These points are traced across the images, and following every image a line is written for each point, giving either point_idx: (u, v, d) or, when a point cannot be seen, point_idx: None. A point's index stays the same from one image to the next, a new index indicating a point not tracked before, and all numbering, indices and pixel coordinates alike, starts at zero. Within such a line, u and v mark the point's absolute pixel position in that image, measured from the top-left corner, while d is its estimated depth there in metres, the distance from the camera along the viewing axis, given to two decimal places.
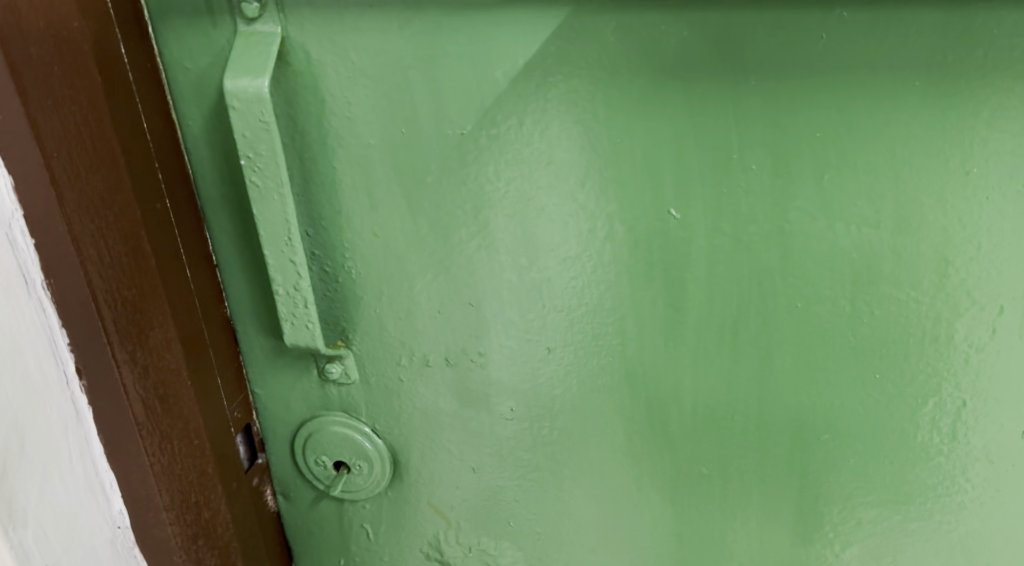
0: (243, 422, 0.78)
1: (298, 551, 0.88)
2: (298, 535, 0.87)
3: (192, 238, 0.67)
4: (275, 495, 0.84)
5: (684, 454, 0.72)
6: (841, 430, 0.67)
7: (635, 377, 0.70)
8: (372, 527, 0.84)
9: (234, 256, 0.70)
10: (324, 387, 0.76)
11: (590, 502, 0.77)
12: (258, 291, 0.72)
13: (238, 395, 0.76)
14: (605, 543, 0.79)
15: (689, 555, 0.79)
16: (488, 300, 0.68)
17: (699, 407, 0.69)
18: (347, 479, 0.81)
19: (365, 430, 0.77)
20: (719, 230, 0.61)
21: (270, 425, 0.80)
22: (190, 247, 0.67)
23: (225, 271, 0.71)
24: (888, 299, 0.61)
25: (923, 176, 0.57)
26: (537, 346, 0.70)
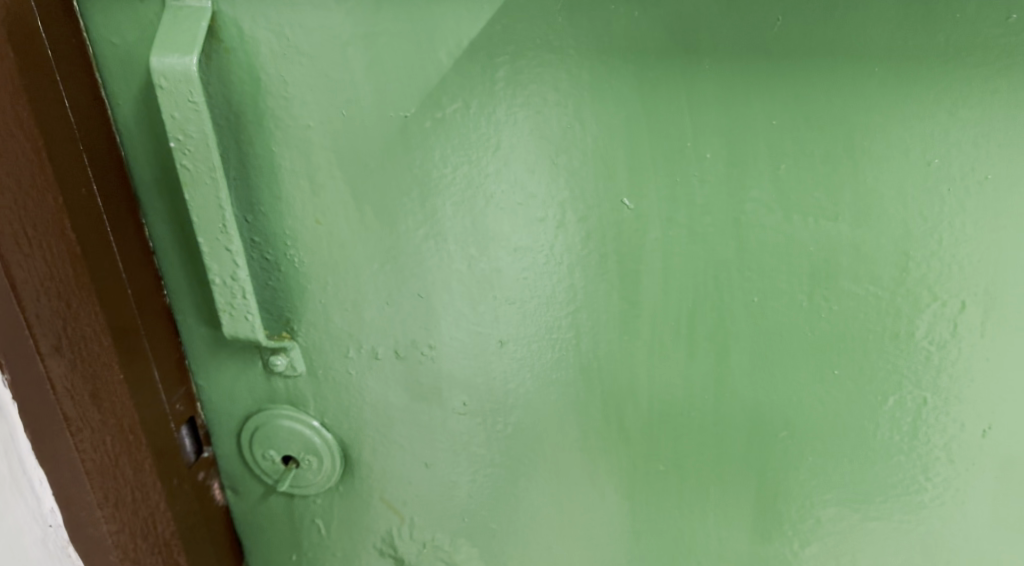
0: (186, 415, 0.75)
1: (249, 550, 0.85)
2: (249, 532, 0.84)
3: (125, 225, 0.65)
4: (224, 490, 0.81)
5: (640, 451, 0.70)
6: (801, 427, 0.65)
7: (587, 373, 0.67)
8: (323, 525, 0.81)
9: (172, 243, 0.67)
10: (269, 380, 0.73)
11: (545, 499, 0.74)
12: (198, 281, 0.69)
13: (180, 387, 0.73)
14: (560, 540, 0.77)
15: (643, 554, 0.76)
16: (436, 291, 0.65)
17: (655, 403, 0.67)
18: (296, 474, 0.78)
19: (312, 423, 0.74)
20: (674, 221, 0.59)
21: (215, 418, 0.77)
22: (123, 232, 0.64)
23: (163, 259, 0.68)
24: (847, 294, 0.59)
25: (884, 168, 0.55)
26: (488, 339, 0.67)
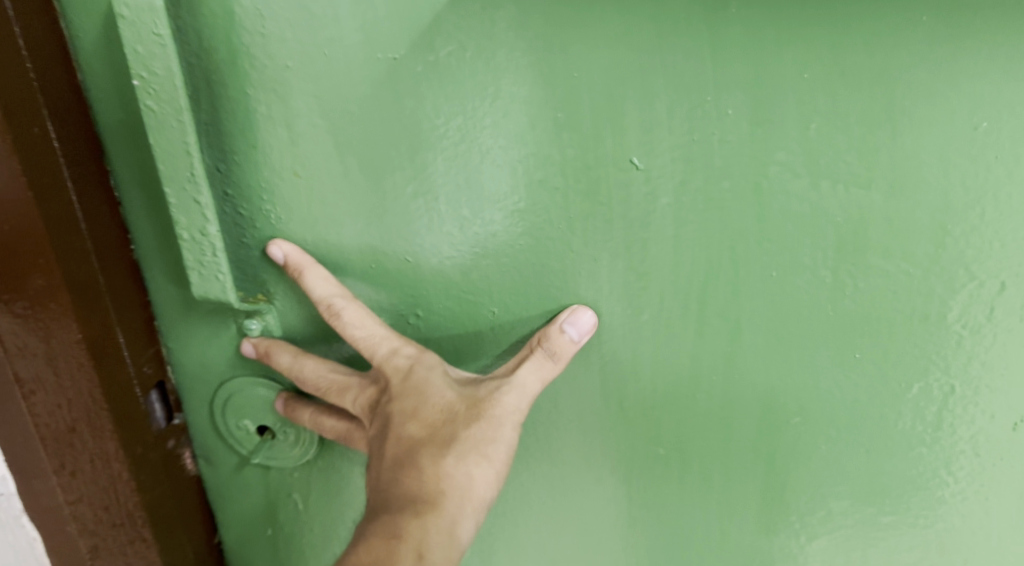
0: (155, 378, 0.69)
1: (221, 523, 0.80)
2: (223, 505, 0.79)
3: (88, 173, 0.59)
4: (196, 459, 0.76)
5: (641, 433, 0.64)
6: (814, 416, 0.60)
7: (586, 352, 0.62)
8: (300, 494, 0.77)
9: (140, 193, 0.62)
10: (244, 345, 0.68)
11: (538, 480, 0.69)
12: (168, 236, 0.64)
13: (149, 350, 0.68)
14: (551, 525, 0.71)
15: (642, 544, 0.70)
16: (425, 254, 0.60)
17: (659, 383, 0.62)
18: (272, 443, 0.73)
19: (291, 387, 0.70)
20: (688, 185, 0.54)
21: (186, 384, 0.72)
22: (86, 181, 0.59)
23: (130, 211, 0.63)
24: (874, 271, 0.54)
25: (924, 130, 0.49)
26: (481, 309, 0.61)
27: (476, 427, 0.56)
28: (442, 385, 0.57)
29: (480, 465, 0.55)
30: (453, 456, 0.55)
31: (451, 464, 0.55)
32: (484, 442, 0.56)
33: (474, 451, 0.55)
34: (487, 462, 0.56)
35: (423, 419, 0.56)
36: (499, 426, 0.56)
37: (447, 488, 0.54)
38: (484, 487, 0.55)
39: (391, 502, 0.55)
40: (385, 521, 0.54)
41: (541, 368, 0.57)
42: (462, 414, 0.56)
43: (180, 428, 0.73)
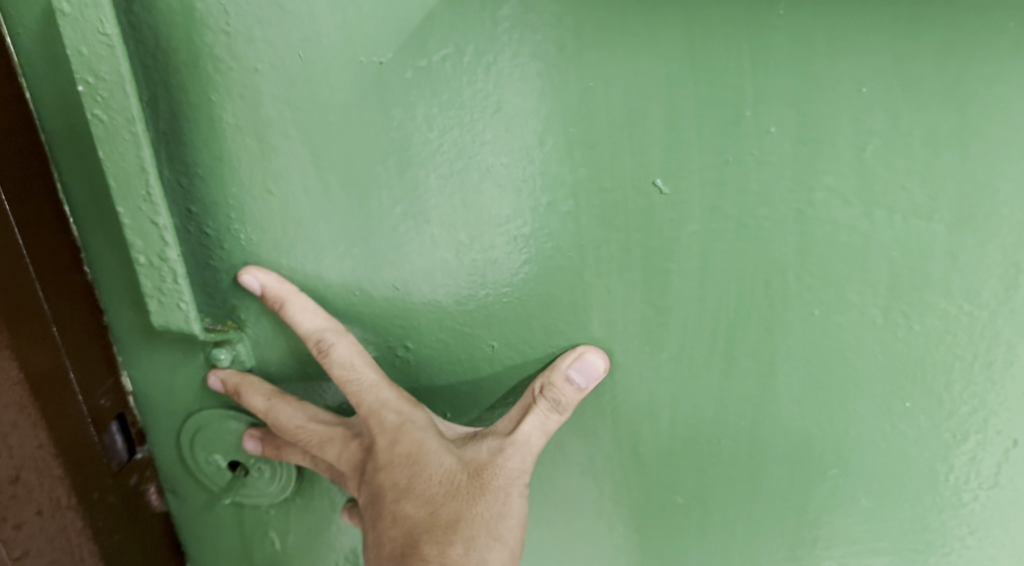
0: (115, 411, 0.62)
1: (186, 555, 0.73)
2: (193, 540, 0.71)
3: (33, 186, 0.52)
4: (161, 493, 0.68)
5: (656, 481, 0.57)
6: (854, 468, 0.53)
7: (596, 396, 0.54)
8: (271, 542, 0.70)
9: (93, 209, 0.55)
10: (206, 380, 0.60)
11: (539, 529, 0.60)
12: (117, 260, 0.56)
13: (108, 379, 0.61)
14: None
15: None
16: (416, 281, 0.52)
17: (677, 428, 0.54)
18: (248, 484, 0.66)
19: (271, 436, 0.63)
20: (720, 210, 0.46)
21: (150, 415, 0.65)
22: (30, 196, 0.52)
23: (84, 228, 0.56)
24: (931, 310, 0.47)
25: (998, 151, 0.43)
26: (479, 343, 0.54)
27: (482, 504, 0.50)
28: (442, 452, 0.51)
29: (492, 547, 0.49)
30: (460, 540, 0.49)
31: (460, 553, 0.48)
32: (492, 518, 0.50)
33: (483, 532, 0.49)
34: (498, 543, 0.50)
35: (419, 494, 0.50)
36: (507, 497, 0.50)
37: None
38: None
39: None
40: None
41: (554, 427, 0.51)
42: (464, 487, 0.50)
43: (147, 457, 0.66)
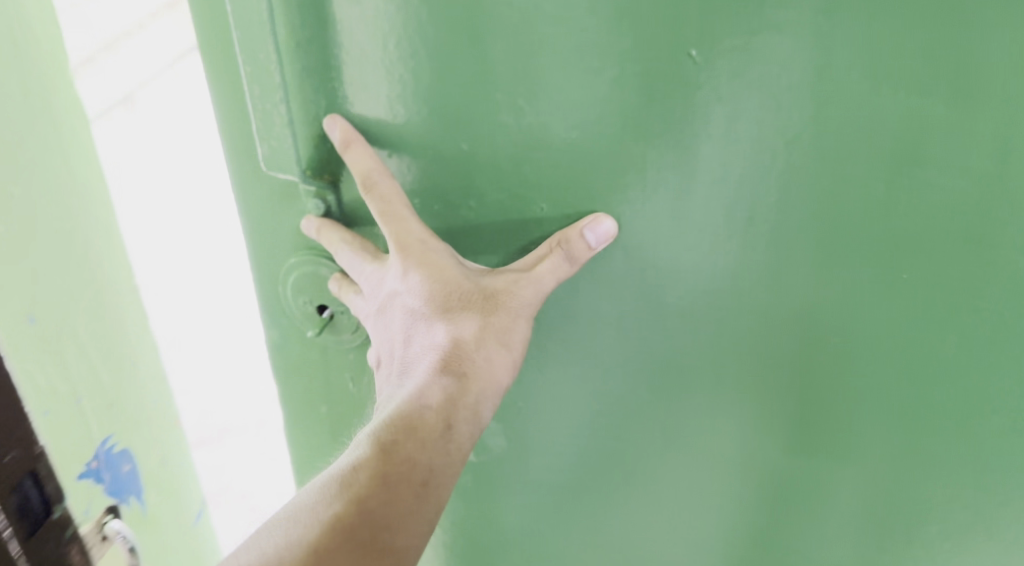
0: None
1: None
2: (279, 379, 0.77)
3: None
4: None
5: (678, 343, 0.64)
6: (852, 337, 0.60)
7: (625, 259, 0.62)
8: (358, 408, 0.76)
9: None
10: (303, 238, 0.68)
11: (576, 387, 0.68)
12: (239, 116, 0.63)
13: None
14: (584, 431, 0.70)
15: (671, 459, 0.69)
16: (478, 141, 0.61)
17: (699, 292, 0.61)
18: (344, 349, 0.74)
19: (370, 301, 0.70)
20: (746, 82, 0.53)
21: None
22: None
23: None
24: (927, 182, 0.53)
25: (996, 32, 0.48)
26: (531, 201, 0.62)
27: (490, 316, 0.60)
28: (460, 274, 0.61)
29: (499, 350, 0.61)
30: (473, 340, 0.60)
31: (472, 351, 0.60)
32: (500, 330, 0.61)
33: (493, 338, 0.60)
34: (504, 349, 0.61)
35: (437, 305, 0.61)
36: (514, 316, 0.61)
37: (469, 370, 0.60)
38: (501, 368, 0.61)
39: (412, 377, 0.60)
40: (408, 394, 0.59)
41: (558, 266, 0.60)
42: (478, 303, 0.61)
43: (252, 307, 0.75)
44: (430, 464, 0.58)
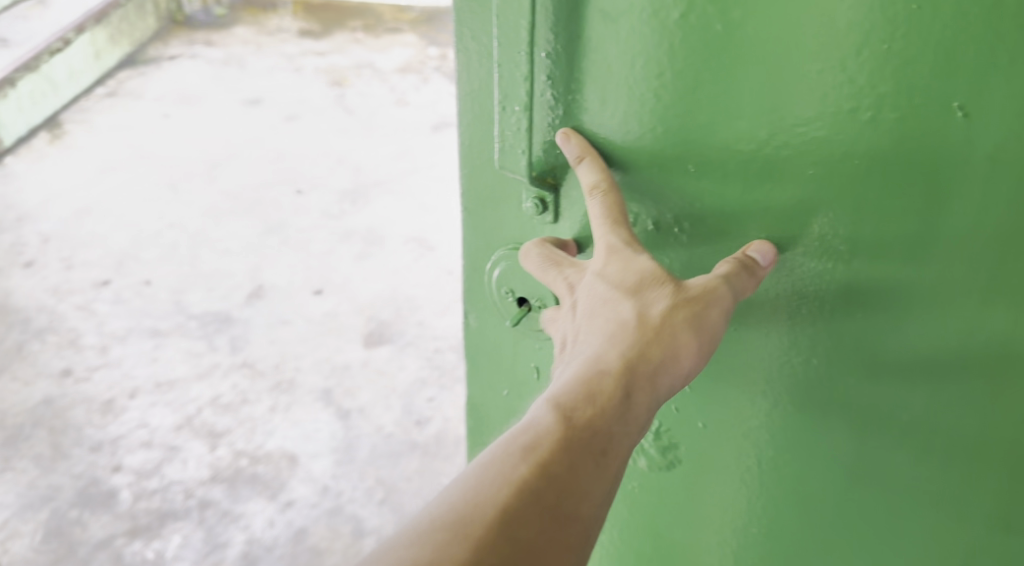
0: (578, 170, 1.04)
1: (476, 292, 1.23)
2: None
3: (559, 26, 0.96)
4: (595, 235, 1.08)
5: (976, 232, 0.86)
6: (905, 276, 0.92)
7: (741, 202, 0.97)
8: (534, 291, 1.15)
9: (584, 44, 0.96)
10: (516, 168, 1.05)
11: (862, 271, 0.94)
12: (609, 69, 0.97)
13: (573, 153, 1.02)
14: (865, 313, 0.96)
15: (950, 336, 0.92)
16: (661, 120, 0.97)
17: (994, 191, 0.84)
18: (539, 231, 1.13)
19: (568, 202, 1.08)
20: None
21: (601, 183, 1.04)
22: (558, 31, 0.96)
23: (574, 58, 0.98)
24: None
25: None
26: (861, 121, 0.86)
27: (673, 295, 0.92)
28: (648, 263, 0.94)
29: (676, 315, 0.91)
30: (659, 314, 0.91)
31: (657, 316, 0.91)
32: (677, 301, 0.91)
33: (676, 307, 0.91)
34: (678, 316, 0.90)
35: (638, 289, 0.93)
36: (689, 293, 0.92)
37: (656, 328, 0.90)
38: (685, 344, 0.90)
39: (607, 326, 0.92)
40: (607, 340, 0.91)
41: (734, 275, 0.93)
42: (662, 286, 0.93)
43: (474, 206, 1.15)
44: (623, 386, 0.87)
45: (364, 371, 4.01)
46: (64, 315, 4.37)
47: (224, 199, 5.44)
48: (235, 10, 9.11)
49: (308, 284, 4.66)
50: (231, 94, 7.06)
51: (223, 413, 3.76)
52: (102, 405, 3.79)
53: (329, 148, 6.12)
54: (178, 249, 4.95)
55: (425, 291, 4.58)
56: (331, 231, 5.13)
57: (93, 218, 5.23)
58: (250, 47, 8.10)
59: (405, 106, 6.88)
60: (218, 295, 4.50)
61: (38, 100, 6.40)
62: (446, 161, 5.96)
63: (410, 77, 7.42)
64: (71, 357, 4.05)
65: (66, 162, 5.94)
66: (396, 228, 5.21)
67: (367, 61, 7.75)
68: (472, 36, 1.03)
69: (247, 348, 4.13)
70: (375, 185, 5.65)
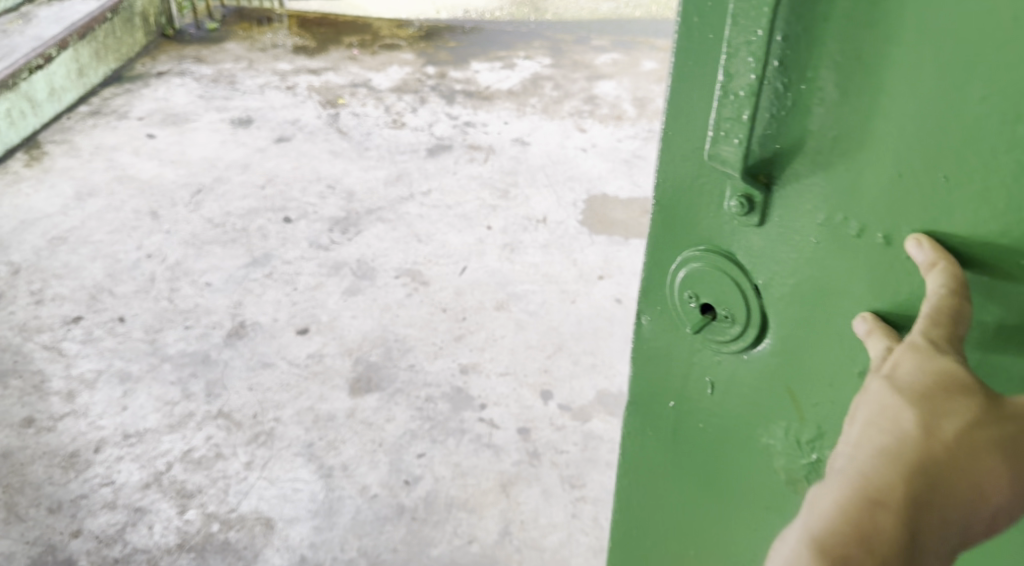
0: (809, 173, 1.00)
1: (654, 292, 1.23)
2: (827, 275, 1.06)
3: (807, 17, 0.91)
4: (818, 240, 1.05)
5: None
6: None
7: (999, 217, 0.92)
8: (724, 299, 1.14)
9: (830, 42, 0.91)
10: (727, 160, 0.97)
11: None
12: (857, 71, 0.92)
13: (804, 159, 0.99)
14: None
15: None
16: (918, 127, 0.91)
17: None
18: (739, 232, 1.09)
19: (779, 205, 1.04)
20: None
21: (828, 190, 1.00)
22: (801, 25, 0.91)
23: (813, 51, 0.92)
24: None
25: None
26: None
27: (984, 431, 0.88)
28: (963, 378, 0.90)
29: (985, 459, 0.88)
30: (952, 433, 0.88)
31: (958, 451, 0.88)
32: (986, 439, 0.88)
33: (984, 450, 0.88)
34: (990, 458, 0.88)
35: (951, 413, 0.89)
36: (1003, 432, 0.89)
37: (962, 464, 0.87)
38: (988, 463, 0.87)
39: (877, 445, 0.89)
40: (882, 454, 0.89)
41: None
42: (975, 417, 0.89)
43: (669, 196, 1.13)
44: (909, 519, 0.85)
45: (351, 420, 3.86)
46: (31, 354, 4.21)
47: (209, 228, 5.24)
48: (227, 23, 8.50)
49: (291, 312, 4.53)
50: (219, 113, 6.65)
51: (195, 470, 3.61)
52: (66, 460, 3.61)
53: (319, 173, 5.80)
54: (155, 283, 4.75)
55: (419, 330, 4.39)
56: (319, 262, 4.93)
57: (69, 247, 5.02)
58: (241, 63, 7.52)
59: (401, 127, 6.41)
60: (196, 334, 4.37)
61: (16, 121, 6.10)
62: (443, 187, 5.64)
63: (407, 97, 6.87)
64: (33, 404, 3.90)
65: (45, 190, 5.58)
66: (389, 262, 4.93)
67: (364, 79, 7.23)
68: (698, 14, 0.98)
69: (224, 397, 3.97)
70: (368, 213, 5.37)
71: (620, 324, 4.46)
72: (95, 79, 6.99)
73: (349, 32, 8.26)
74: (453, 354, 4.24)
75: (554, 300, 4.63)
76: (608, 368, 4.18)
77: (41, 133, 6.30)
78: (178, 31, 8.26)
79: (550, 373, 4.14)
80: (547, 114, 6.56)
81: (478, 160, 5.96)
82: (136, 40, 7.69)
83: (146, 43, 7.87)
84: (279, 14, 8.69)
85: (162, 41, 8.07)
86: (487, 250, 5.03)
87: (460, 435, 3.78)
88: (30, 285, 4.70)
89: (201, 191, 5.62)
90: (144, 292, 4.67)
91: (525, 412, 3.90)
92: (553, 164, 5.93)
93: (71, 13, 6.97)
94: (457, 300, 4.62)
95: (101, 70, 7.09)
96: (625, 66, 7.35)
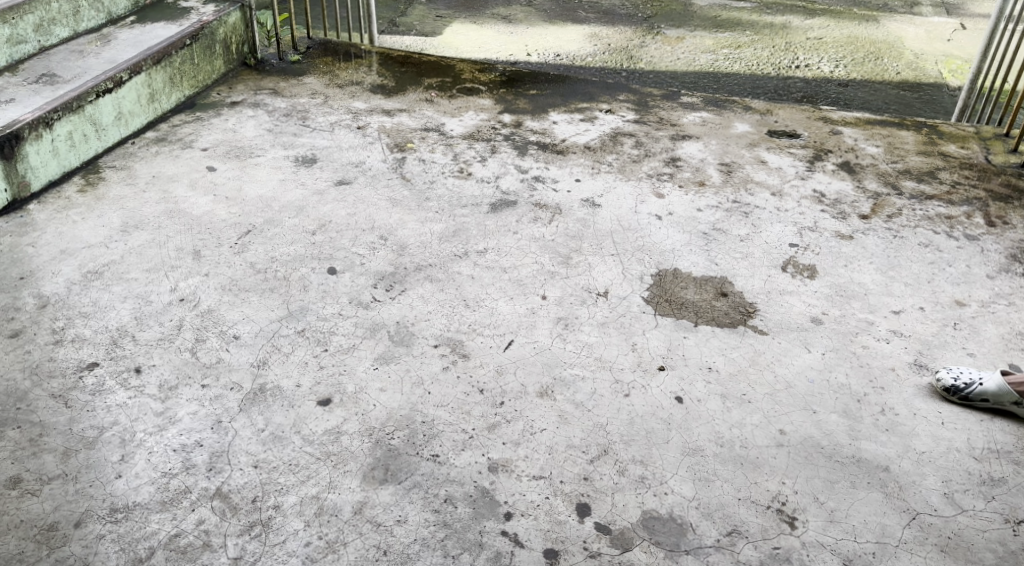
0: None
1: None
2: None
3: None
4: None
5: None
6: None
7: None
8: None
9: None
10: None
11: None
12: None
13: None
14: None
15: None
16: None
17: None
18: None
19: None
20: None
21: None
22: None
23: None
24: None
25: None
26: None
27: None
28: None
29: None
30: None
31: None
32: None
33: None
34: None
35: None
36: None
37: None
38: None
39: None
40: None
41: None
42: None
43: None
44: None
45: (358, 517, 3.33)
46: (35, 403, 3.69)
47: (249, 273, 4.49)
48: (311, 55, 7.14)
49: (312, 378, 3.89)
50: (285, 148, 5.61)
51: (178, 562, 3.15)
52: (43, 535, 3.21)
53: (373, 221, 4.93)
54: (180, 332, 4.09)
55: (450, 414, 3.74)
56: (356, 321, 4.22)
57: (103, 284, 4.35)
58: (316, 99, 6.36)
59: (467, 177, 5.44)
60: (210, 395, 3.78)
61: (78, 143, 5.26)
62: (502, 247, 4.78)
63: (478, 145, 5.82)
64: (23, 461, 3.46)
65: (92, 219, 4.81)
66: (430, 328, 4.20)
67: (437, 124, 6.09)
68: None
69: (226, 474, 3.46)
70: (416, 269, 4.58)
71: (678, 431, 3.72)
72: (166, 105, 5.97)
73: (430, 69, 6.97)
74: (484, 447, 3.61)
75: (606, 391, 3.89)
76: (659, 484, 3.50)
77: (102, 158, 5.41)
78: (259, 60, 6.90)
79: (591, 483, 3.49)
80: (623, 173, 5.50)
81: (542, 220, 5.01)
82: (213, 67, 6.44)
83: (224, 70, 6.60)
84: (367, 48, 7.31)
85: (242, 71, 6.73)
86: (538, 323, 4.26)
87: (478, 552, 3.23)
88: (53, 321, 4.10)
89: (249, 228, 4.82)
90: (166, 345, 4.02)
91: (556, 531, 3.31)
92: (624, 231, 4.97)
93: (150, 38, 6.08)
94: (496, 380, 3.92)
95: (173, 95, 6.04)
96: (716, 127, 6.19)
